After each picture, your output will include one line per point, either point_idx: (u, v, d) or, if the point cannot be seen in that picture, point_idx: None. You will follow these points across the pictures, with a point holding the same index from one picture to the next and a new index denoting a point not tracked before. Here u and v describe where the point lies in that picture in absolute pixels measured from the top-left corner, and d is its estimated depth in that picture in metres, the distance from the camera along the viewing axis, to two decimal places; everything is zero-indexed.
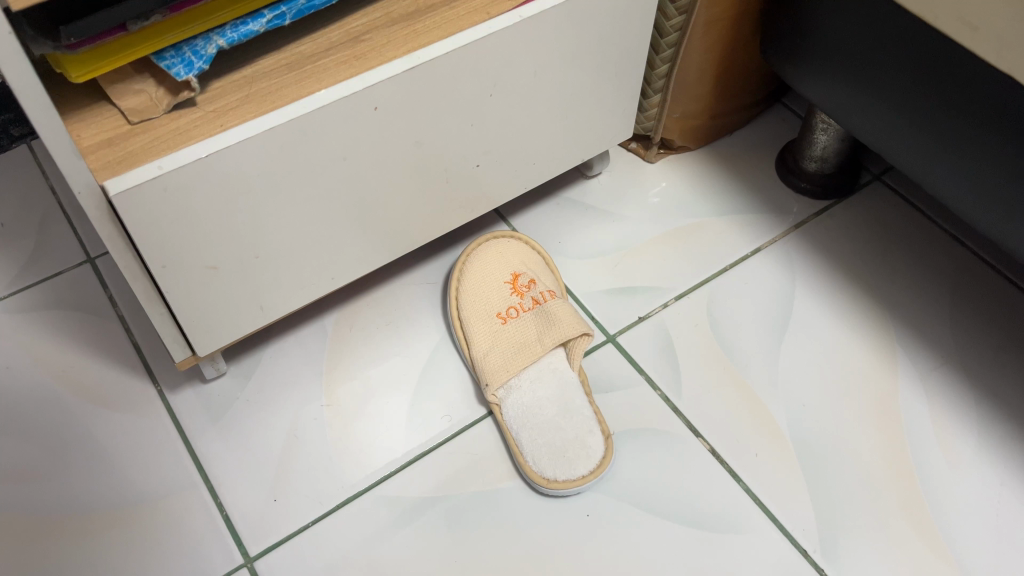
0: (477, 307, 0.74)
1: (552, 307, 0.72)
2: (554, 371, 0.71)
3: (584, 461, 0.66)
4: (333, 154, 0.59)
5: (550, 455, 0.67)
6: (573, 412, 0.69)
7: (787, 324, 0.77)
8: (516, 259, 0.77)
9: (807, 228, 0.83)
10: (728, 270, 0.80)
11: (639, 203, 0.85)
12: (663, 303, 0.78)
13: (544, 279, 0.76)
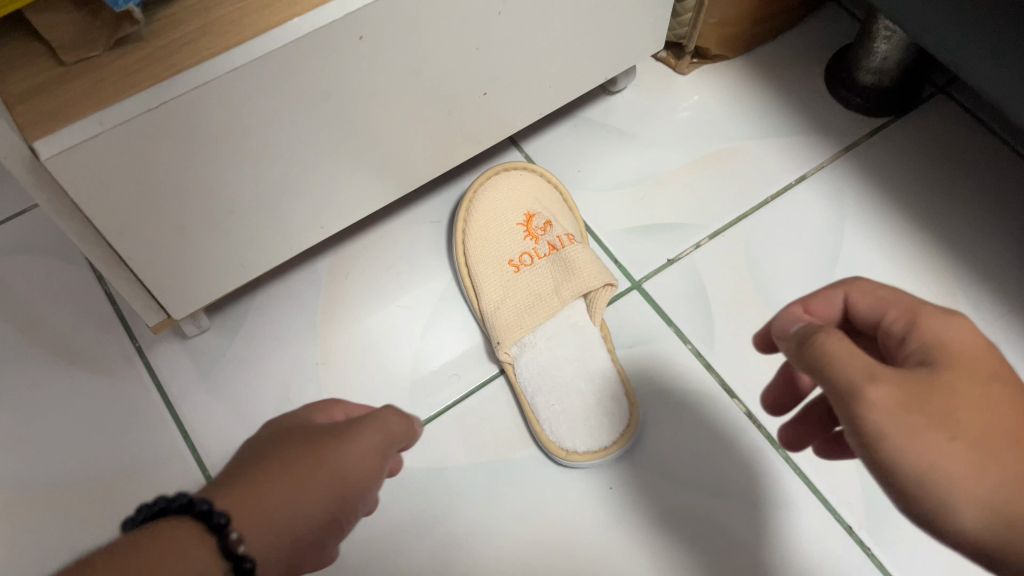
0: (487, 253, 0.66)
1: (571, 254, 0.64)
2: (573, 326, 0.64)
3: (607, 431, 0.60)
4: (311, 92, 0.50)
5: (569, 423, 0.60)
6: (593, 375, 0.62)
7: (834, 266, 0.68)
8: (530, 195, 0.68)
9: (860, 152, 0.73)
10: (769, 203, 0.71)
11: (668, 125, 0.75)
12: (695, 243, 0.69)
13: (562, 219, 0.67)
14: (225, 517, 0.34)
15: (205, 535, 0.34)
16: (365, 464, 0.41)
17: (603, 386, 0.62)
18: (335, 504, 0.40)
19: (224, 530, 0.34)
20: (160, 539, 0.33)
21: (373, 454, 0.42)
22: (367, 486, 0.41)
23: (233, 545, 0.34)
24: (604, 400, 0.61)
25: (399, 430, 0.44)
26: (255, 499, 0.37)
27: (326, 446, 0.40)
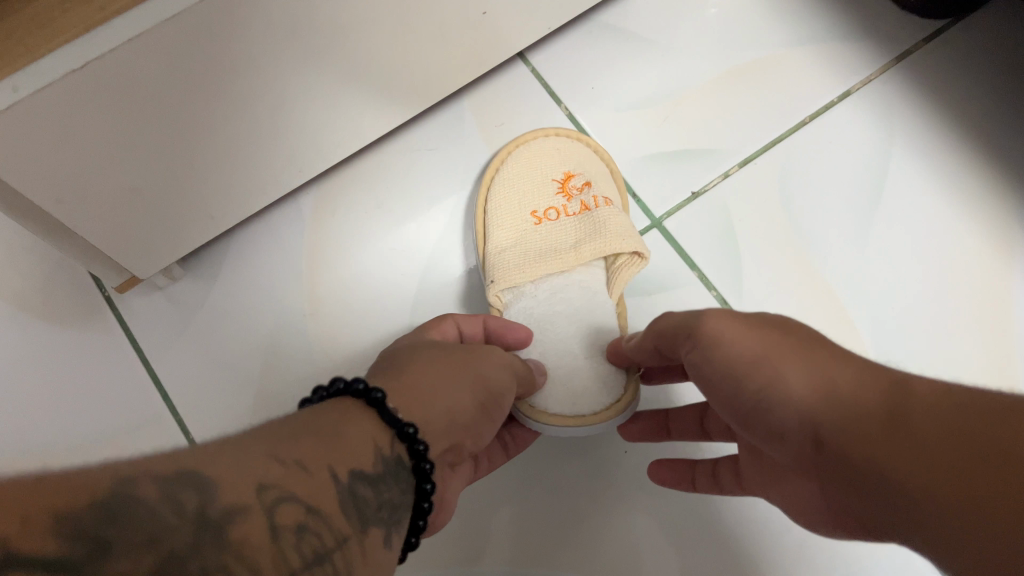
0: (509, 202, 0.58)
1: (606, 216, 0.55)
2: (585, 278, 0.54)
3: (591, 399, 0.48)
4: (274, 30, 0.42)
5: (544, 378, 0.49)
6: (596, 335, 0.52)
7: (878, 199, 0.61)
8: (571, 153, 0.60)
9: (913, 61, 0.64)
10: (807, 124, 0.63)
11: (694, 29, 0.66)
12: (724, 172, 0.62)
13: (602, 182, 0.59)
14: (381, 391, 0.32)
15: (368, 410, 0.32)
16: (506, 373, 0.41)
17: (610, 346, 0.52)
18: (487, 399, 0.39)
19: (386, 405, 0.32)
20: (335, 413, 0.31)
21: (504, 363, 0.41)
22: (508, 383, 0.41)
23: (398, 423, 0.32)
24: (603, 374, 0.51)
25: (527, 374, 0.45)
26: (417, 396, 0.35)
27: (467, 353, 0.39)
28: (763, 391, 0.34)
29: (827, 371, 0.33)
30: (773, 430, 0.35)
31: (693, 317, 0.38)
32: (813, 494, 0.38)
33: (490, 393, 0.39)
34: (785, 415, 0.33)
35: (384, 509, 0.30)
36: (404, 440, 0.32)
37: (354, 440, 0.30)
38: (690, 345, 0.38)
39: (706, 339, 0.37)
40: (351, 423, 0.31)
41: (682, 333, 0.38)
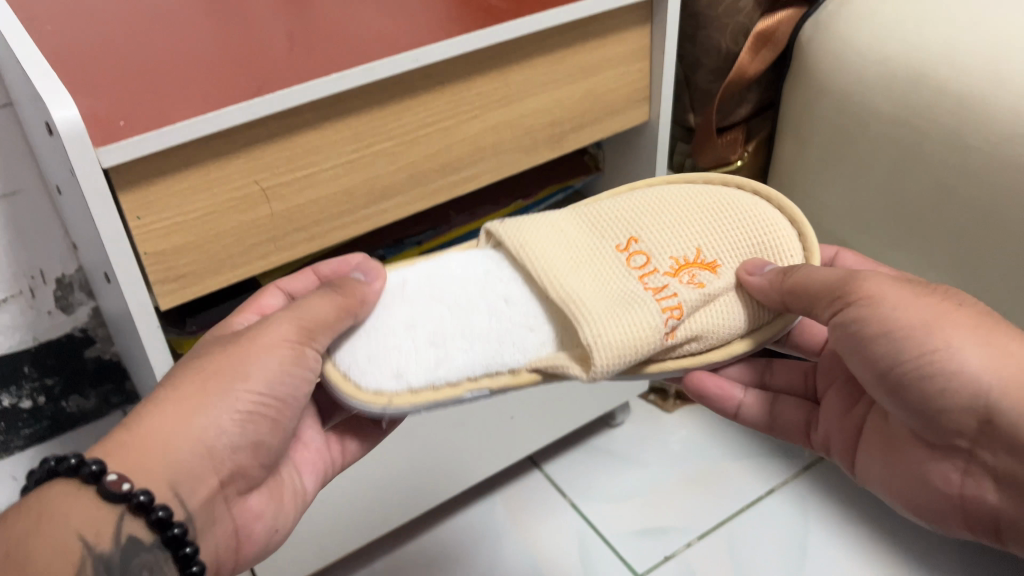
0: (625, 212, 0.45)
1: (651, 306, 0.39)
2: (482, 271, 0.43)
3: (376, 369, 0.39)
4: None
5: (332, 335, 0.41)
6: (425, 342, 0.40)
7: (809, 545, 0.69)
8: (741, 259, 0.43)
9: (816, 471, 0.76)
10: (749, 508, 0.72)
11: (660, 453, 0.78)
12: (688, 543, 0.70)
13: (716, 286, 0.41)
14: (98, 462, 0.32)
15: (87, 486, 0.32)
16: (285, 382, 0.38)
17: (426, 346, 0.40)
18: (244, 407, 0.36)
19: (106, 479, 0.32)
20: (30, 513, 0.31)
21: (288, 353, 0.38)
22: (280, 385, 0.37)
23: (132, 491, 0.32)
24: (419, 359, 0.39)
25: (304, 325, 0.38)
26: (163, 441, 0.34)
27: (270, 338, 0.38)
28: (946, 378, 0.35)
29: (1007, 355, 0.34)
30: (927, 418, 0.36)
31: (857, 275, 0.38)
32: (882, 467, 0.41)
33: (270, 398, 0.37)
34: (943, 400, 0.35)
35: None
36: (141, 510, 0.32)
37: (60, 530, 0.30)
38: (851, 303, 0.37)
39: (849, 319, 0.37)
40: (44, 519, 0.30)
41: (847, 291, 0.38)
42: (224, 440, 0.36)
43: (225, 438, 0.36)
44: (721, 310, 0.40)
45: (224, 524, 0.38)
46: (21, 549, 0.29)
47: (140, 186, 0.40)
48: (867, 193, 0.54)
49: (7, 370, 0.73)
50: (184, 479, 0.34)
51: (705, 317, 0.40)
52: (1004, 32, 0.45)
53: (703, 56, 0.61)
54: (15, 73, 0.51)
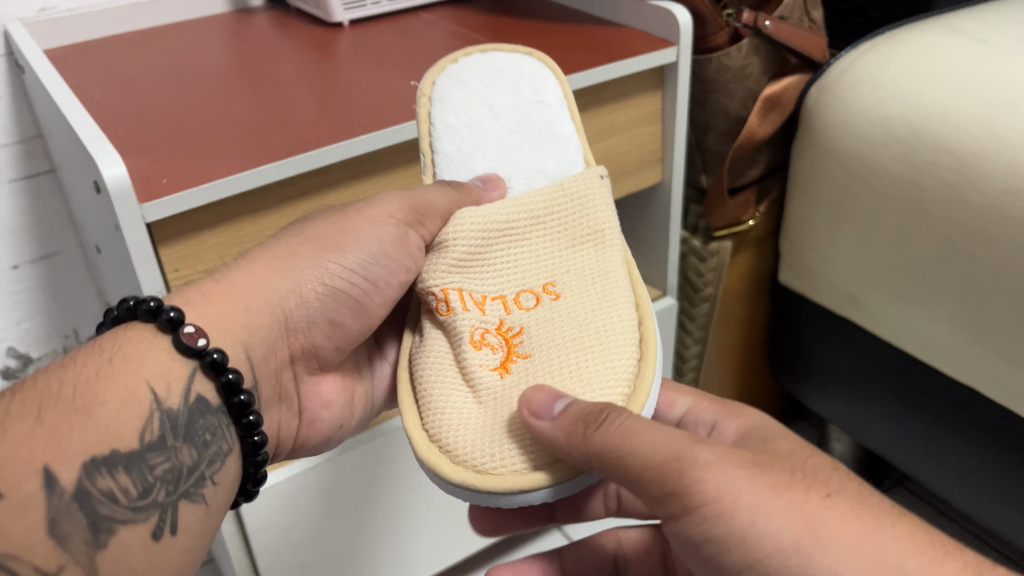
0: (593, 296, 0.38)
1: (472, 277, 0.39)
2: (550, 115, 0.44)
3: (445, 108, 0.44)
4: None
5: (466, 87, 0.45)
6: (469, 119, 0.44)
7: None
8: (502, 392, 0.35)
9: None
10: None
11: None
12: None
13: (470, 354, 0.36)
14: (178, 311, 0.34)
15: (163, 334, 0.34)
16: (381, 266, 0.40)
17: (465, 114, 0.44)
18: (326, 282, 0.39)
19: (182, 331, 0.34)
20: (110, 356, 0.32)
21: (392, 228, 0.40)
22: (373, 265, 0.39)
23: (206, 347, 0.34)
24: (478, 108, 0.44)
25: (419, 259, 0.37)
26: (242, 310, 0.37)
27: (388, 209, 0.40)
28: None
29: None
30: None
31: (698, 464, 0.30)
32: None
33: (363, 278, 0.40)
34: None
35: (205, 436, 0.34)
36: (212, 368, 0.34)
37: (133, 378, 0.32)
38: (689, 495, 0.30)
39: (698, 525, 0.30)
40: (124, 364, 0.32)
41: (676, 478, 0.30)
42: (303, 317, 0.39)
43: (303, 318, 0.39)
44: (444, 372, 0.37)
45: (290, 402, 0.41)
46: (89, 395, 0.30)
47: (180, 240, 0.42)
48: (877, 253, 0.56)
49: None
50: (256, 344, 0.37)
51: (444, 349, 0.38)
52: (1002, 93, 0.48)
53: (714, 120, 0.63)
54: (64, 141, 0.54)
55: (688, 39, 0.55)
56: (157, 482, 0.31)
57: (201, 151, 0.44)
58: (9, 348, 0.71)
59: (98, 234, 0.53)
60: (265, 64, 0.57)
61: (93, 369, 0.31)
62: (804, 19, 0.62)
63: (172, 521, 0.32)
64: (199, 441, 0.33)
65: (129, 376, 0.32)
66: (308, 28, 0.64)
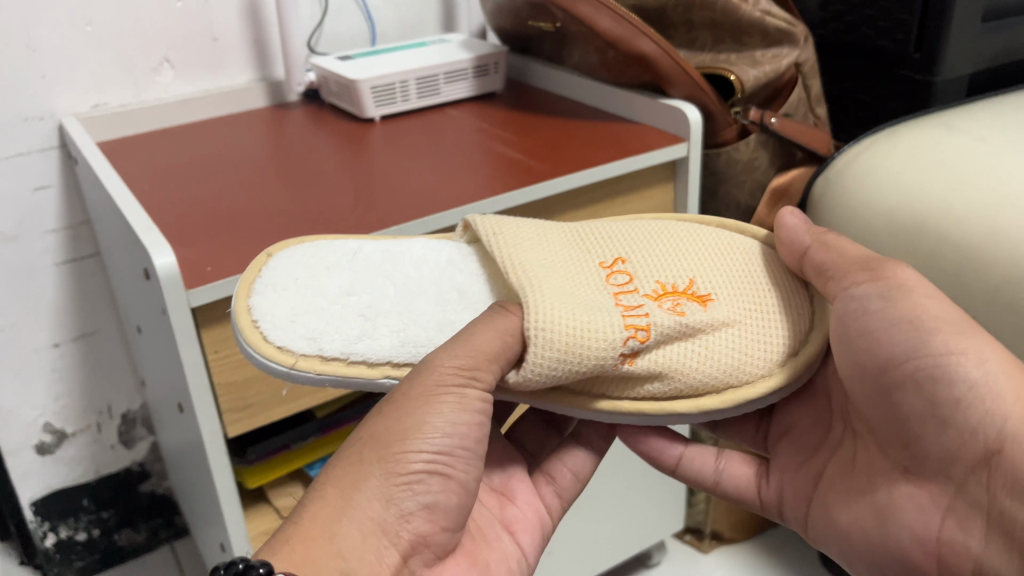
0: (618, 235, 0.41)
1: (612, 315, 0.36)
2: (378, 251, 0.40)
3: (306, 323, 0.36)
4: None
5: (292, 301, 0.37)
6: (354, 312, 0.37)
7: None
8: (730, 307, 0.38)
9: None
10: None
11: None
12: None
13: (696, 317, 0.37)
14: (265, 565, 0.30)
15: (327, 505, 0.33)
16: (457, 433, 0.34)
17: (330, 312, 0.37)
18: (405, 475, 0.34)
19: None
20: None
21: (452, 398, 0.34)
22: (455, 432, 0.34)
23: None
24: (353, 304, 0.38)
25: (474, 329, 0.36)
26: (330, 549, 0.32)
27: (437, 380, 0.34)
28: (961, 404, 0.32)
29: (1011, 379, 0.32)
30: (902, 435, 0.35)
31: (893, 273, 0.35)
32: (858, 508, 0.38)
33: (449, 452, 0.35)
34: (943, 435, 0.33)
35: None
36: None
37: None
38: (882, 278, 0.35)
39: (872, 294, 0.35)
40: None
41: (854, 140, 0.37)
42: (400, 508, 0.34)
43: (400, 510, 0.34)
44: (699, 352, 0.36)
45: None
46: None
47: (222, 323, 0.45)
48: None
49: (66, 504, 0.78)
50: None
51: (676, 352, 0.36)
52: (1002, 187, 0.50)
53: (724, 210, 0.66)
54: (113, 230, 0.57)
55: (698, 135, 0.58)
56: None
57: (244, 240, 0.48)
58: (46, 424, 0.74)
59: (143, 316, 0.56)
60: (301, 157, 0.61)
61: None
62: (809, 115, 0.66)
63: None
64: None
65: None
66: (343, 122, 0.69)
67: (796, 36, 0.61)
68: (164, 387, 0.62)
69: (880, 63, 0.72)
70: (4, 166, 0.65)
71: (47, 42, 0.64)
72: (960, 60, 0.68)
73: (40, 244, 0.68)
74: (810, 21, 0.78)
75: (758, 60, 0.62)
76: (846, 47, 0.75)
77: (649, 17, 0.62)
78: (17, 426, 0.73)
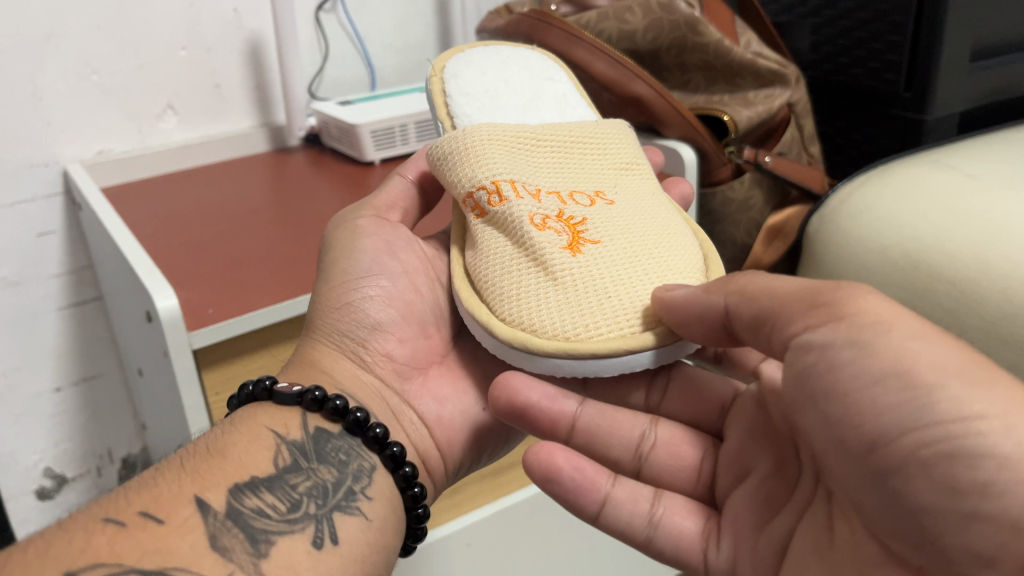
0: (639, 204, 0.42)
1: (505, 173, 0.40)
2: (566, 93, 0.50)
3: (481, 79, 0.49)
4: None
5: (484, 65, 0.50)
6: (493, 90, 0.48)
7: None
8: (570, 259, 0.36)
9: None
10: None
11: None
12: None
13: (537, 236, 0.37)
14: (270, 378, 0.38)
15: (269, 401, 0.38)
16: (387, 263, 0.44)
17: (480, 87, 0.48)
18: (350, 300, 0.42)
19: (277, 388, 0.38)
20: (210, 446, 0.35)
21: (366, 223, 0.45)
22: (379, 265, 0.44)
23: (303, 390, 0.38)
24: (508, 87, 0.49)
25: (382, 203, 0.47)
26: (318, 368, 0.40)
27: (349, 218, 0.46)
28: (987, 490, 0.25)
29: None
30: (912, 529, 0.27)
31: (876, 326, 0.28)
32: None
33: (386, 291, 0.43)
34: (969, 534, 0.25)
35: (340, 457, 0.37)
36: (315, 403, 0.37)
37: (254, 427, 0.36)
38: (831, 315, 0.29)
39: (838, 342, 0.29)
40: (242, 423, 0.37)
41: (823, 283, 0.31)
42: (359, 333, 0.42)
43: (359, 337, 0.42)
44: (509, 255, 0.38)
45: (407, 414, 0.42)
46: (219, 444, 0.35)
47: (222, 365, 0.46)
48: None
49: None
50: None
51: (502, 240, 0.39)
52: (993, 225, 0.51)
53: (722, 249, 0.68)
54: (116, 274, 0.58)
55: (692, 175, 0.59)
56: (304, 497, 0.34)
57: (244, 282, 0.48)
58: (46, 469, 0.74)
59: (143, 357, 0.57)
60: (301, 200, 0.62)
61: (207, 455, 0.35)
62: (804, 153, 0.67)
63: (331, 532, 0.34)
64: (334, 461, 0.36)
65: (251, 425, 0.36)
66: (342, 166, 0.70)
67: (788, 76, 0.63)
68: (166, 436, 0.62)
69: (871, 102, 0.74)
70: (9, 213, 0.66)
71: (52, 92, 0.65)
72: (949, 99, 0.69)
73: (42, 288, 0.69)
74: (802, 62, 0.80)
75: (750, 101, 0.62)
76: (837, 87, 0.76)
77: (643, 61, 0.64)
78: (16, 471, 0.73)
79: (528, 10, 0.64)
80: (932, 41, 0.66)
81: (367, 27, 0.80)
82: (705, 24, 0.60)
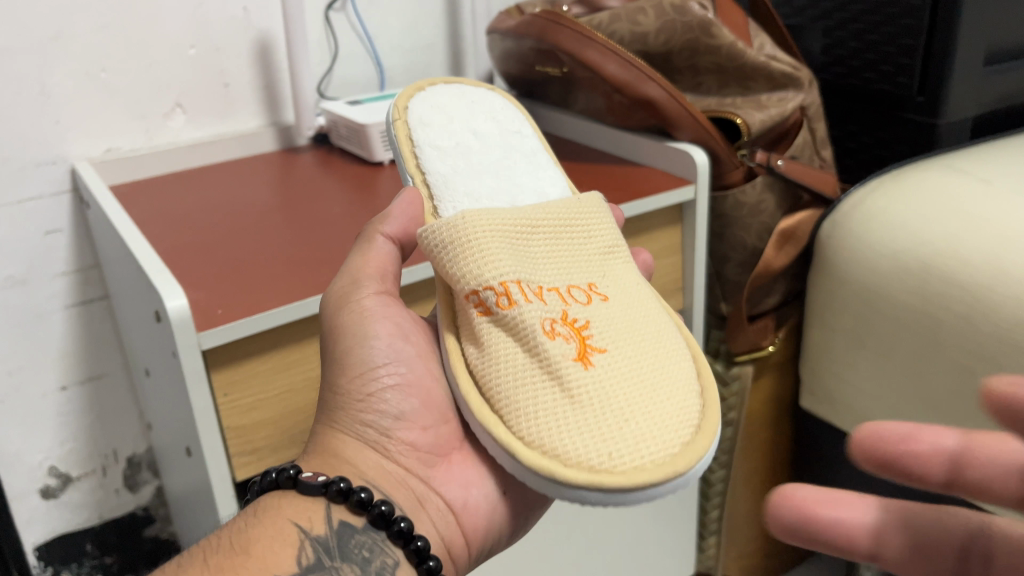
0: (629, 298, 0.41)
1: (512, 271, 0.39)
2: (531, 144, 0.50)
3: (439, 126, 0.48)
4: None
5: (437, 110, 0.50)
6: (458, 141, 0.48)
7: None
8: (584, 378, 0.36)
9: None
10: None
11: None
12: None
13: (552, 349, 0.36)
14: (293, 468, 0.38)
15: (292, 490, 0.38)
16: (397, 351, 0.41)
17: (448, 136, 0.48)
18: (365, 391, 0.41)
19: (302, 478, 0.37)
20: (234, 541, 0.35)
21: (374, 305, 0.42)
22: (393, 351, 0.41)
23: (329, 480, 0.37)
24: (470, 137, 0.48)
25: (375, 274, 0.43)
26: (338, 459, 0.39)
27: (346, 294, 0.42)
28: None
29: None
30: None
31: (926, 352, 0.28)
32: None
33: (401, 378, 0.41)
34: None
35: (363, 553, 0.36)
36: (340, 496, 0.37)
37: (277, 520, 0.36)
38: None
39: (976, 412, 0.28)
40: (266, 515, 0.37)
41: None
42: (375, 425, 0.41)
43: (377, 429, 0.41)
44: (521, 369, 0.36)
45: (433, 504, 0.40)
46: (243, 539, 0.35)
47: (231, 365, 0.45)
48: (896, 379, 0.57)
49: (69, 548, 0.77)
50: None
51: (510, 345, 0.37)
52: (1004, 228, 0.50)
53: (731, 252, 0.66)
54: (124, 272, 0.58)
55: (704, 179, 0.59)
56: None
57: (253, 283, 0.48)
58: (51, 468, 0.74)
59: (151, 356, 0.56)
60: (309, 199, 0.62)
61: (228, 549, 0.34)
62: (816, 158, 0.66)
63: None
64: (358, 558, 0.36)
65: (274, 518, 0.36)
66: (351, 166, 0.69)
67: (801, 80, 0.62)
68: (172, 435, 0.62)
69: (883, 107, 0.73)
70: (16, 210, 0.65)
71: (60, 90, 0.65)
72: (963, 104, 0.69)
73: (47, 288, 0.69)
74: (812, 65, 0.79)
75: (763, 104, 0.62)
76: (848, 90, 0.76)
77: (655, 62, 0.63)
78: (21, 471, 0.72)
79: (540, 11, 0.64)
80: (946, 45, 0.66)
81: (376, 26, 0.80)
82: (718, 25, 0.60)
